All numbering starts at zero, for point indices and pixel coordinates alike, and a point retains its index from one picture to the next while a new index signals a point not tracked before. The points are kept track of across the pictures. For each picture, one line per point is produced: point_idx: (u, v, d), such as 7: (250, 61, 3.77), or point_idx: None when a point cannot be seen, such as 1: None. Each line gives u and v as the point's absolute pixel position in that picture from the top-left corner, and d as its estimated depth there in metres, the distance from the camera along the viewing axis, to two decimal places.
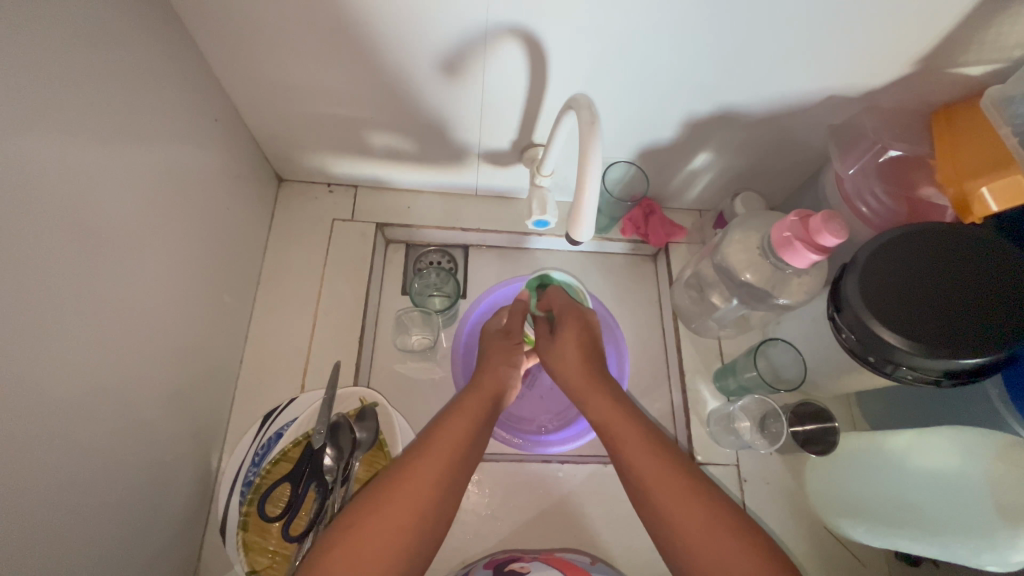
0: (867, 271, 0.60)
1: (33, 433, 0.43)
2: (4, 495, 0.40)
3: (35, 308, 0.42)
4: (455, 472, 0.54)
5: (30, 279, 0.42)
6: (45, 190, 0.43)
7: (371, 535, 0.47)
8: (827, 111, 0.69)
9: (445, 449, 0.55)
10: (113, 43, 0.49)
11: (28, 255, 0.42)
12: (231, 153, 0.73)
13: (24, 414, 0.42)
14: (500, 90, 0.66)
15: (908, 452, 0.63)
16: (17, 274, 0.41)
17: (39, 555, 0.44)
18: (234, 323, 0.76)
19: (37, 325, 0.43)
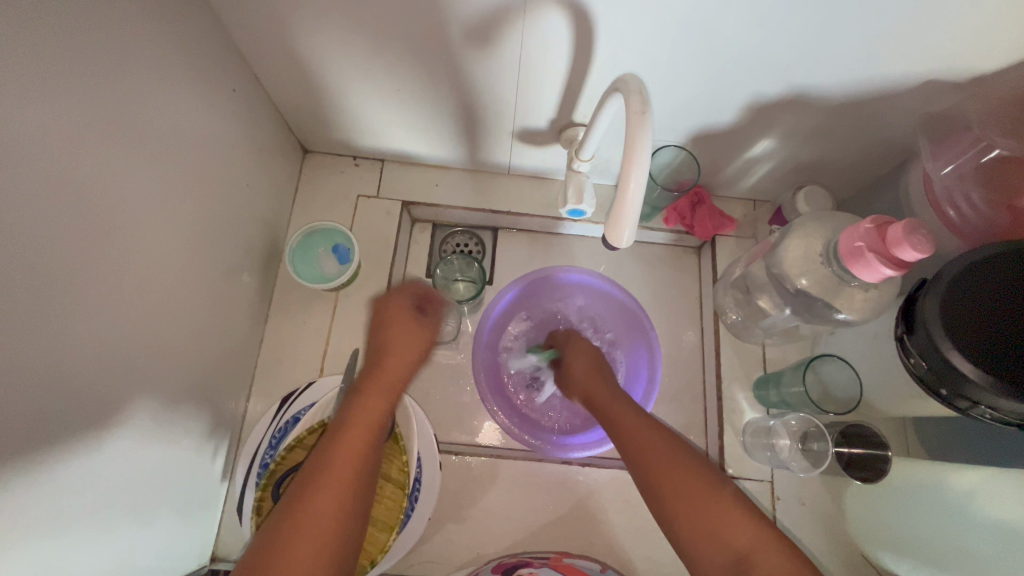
0: (951, 294, 0.52)
1: (46, 426, 0.42)
2: (18, 489, 0.40)
3: (45, 299, 0.41)
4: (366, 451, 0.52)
5: (40, 269, 0.40)
6: (55, 174, 0.40)
7: (299, 534, 0.45)
8: (922, 98, 0.58)
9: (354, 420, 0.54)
10: (123, 6, 0.45)
11: (39, 244, 0.40)
12: (253, 124, 0.69)
13: (35, 410, 0.41)
14: (540, 64, 0.59)
15: (972, 496, 0.58)
16: (29, 264, 0.39)
17: (57, 543, 0.44)
18: (255, 301, 0.75)
19: (49, 315, 0.41)
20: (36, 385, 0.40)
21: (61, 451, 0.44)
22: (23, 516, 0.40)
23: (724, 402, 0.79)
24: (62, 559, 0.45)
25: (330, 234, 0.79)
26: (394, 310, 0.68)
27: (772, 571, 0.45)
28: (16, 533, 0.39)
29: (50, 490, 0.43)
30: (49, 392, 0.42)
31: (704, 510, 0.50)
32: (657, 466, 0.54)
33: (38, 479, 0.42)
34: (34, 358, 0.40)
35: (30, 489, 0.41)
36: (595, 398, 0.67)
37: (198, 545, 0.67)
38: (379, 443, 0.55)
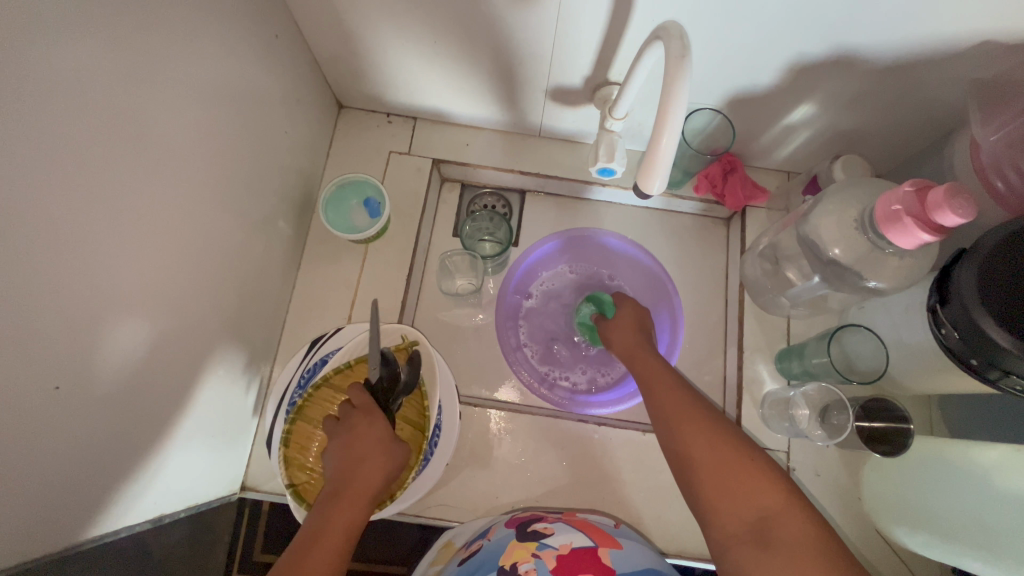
0: (991, 261, 0.51)
1: (93, 339, 0.45)
2: (65, 393, 0.43)
3: (94, 220, 0.43)
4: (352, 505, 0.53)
5: (88, 190, 0.42)
6: (104, 100, 0.42)
7: None
8: (975, 61, 0.56)
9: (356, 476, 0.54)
10: None
11: (89, 166, 0.42)
12: (291, 74, 0.71)
13: (80, 322, 0.43)
14: (578, 17, 0.59)
15: (989, 474, 0.56)
16: (80, 184, 0.41)
17: (98, 450, 0.48)
18: (289, 248, 0.78)
19: (96, 235, 0.43)
20: (80, 301, 0.43)
21: (104, 364, 0.47)
22: (67, 417, 0.44)
23: (744, 371, 0.79)
24: (100, 469, 0.48)
25: (362, 186, 0.81)
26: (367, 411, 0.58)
27: (793, 536, 0.44)
28: (58, 429, 0.43)
29: (95, 395, 0.46)
30: (96, 307, 0.45)
31: (734, 476, 0.49)
32: (692, 431, 0.53)
33: (83, 385, 0.45)
34: (82, 274, 0.43)
35: (77, 391, 0.44)
36: (633, 355, 0.67)
37: (228, 473, 0.71)
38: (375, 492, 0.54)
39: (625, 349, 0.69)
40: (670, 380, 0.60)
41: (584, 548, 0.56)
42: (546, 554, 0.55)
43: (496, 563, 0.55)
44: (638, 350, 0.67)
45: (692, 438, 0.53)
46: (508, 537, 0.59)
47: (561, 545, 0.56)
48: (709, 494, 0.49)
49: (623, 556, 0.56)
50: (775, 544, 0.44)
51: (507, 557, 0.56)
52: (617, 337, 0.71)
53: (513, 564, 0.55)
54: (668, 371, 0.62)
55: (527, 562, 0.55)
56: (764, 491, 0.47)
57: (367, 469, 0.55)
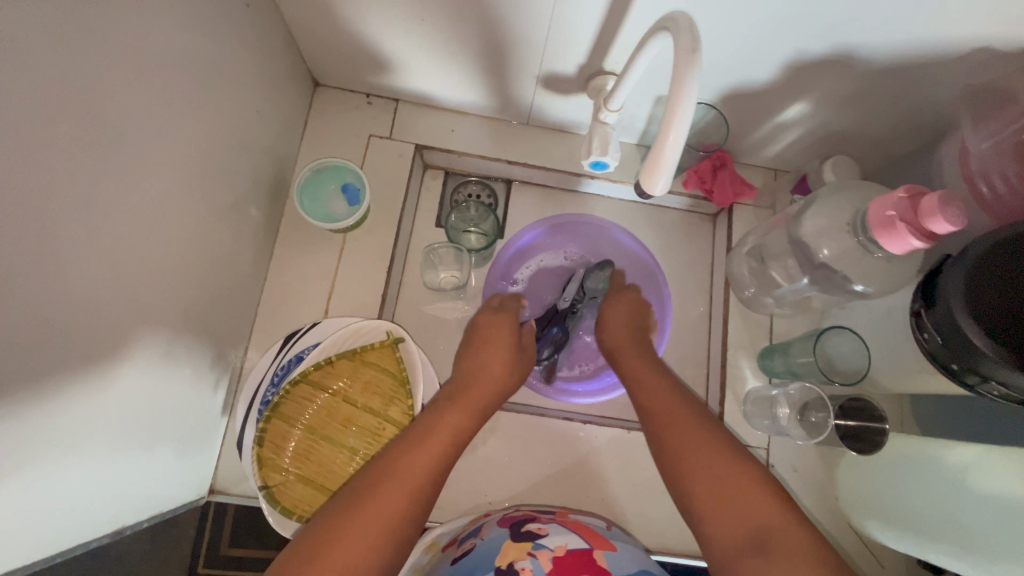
0: (978, 270, 0.51)
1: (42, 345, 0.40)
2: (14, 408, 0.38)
3: (42, 210, 0.38)
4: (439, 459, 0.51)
5: (34, 178, 0.37)
6: (51, 74, 0.37)
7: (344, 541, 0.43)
8: (971, 67, 0.56)
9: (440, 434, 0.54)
10: None
11: (35, 152, 0.37)
12: (264, 47, 0.65)
13: (29, 329, 0.38)
14: (576, 3, 0.56)
15: (968, 471, 0.57)
16: (23, 173, 0.36)
17: (51, 467, 0.43)
18: (260, 236, 0.73)
19: (46, 229, 0.39)
20: (29, 305, 0.38)
21: (59, 370, 0.42)
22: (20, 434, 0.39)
23: (727, 369, 0.80)
24: (53, 485, 0.44)
25: (340, 172, 0.77)
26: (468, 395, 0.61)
27: (792, 545, 0.42)
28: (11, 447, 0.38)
29: (51, 403, 0.42)
30: (49, 307, 0.40)
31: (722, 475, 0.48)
32: (679, 435, 0.53)
33: (37, 396, 0.40)
34: (32, 275, 0.38)
35: (30, 401, 0.40)
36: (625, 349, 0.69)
37: (197, 476, 0.67)
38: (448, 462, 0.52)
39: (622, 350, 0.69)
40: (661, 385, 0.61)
41: (580, 549, 0.53)
42: (543, 554, 0.52)
43: (493, 564, 0.52)
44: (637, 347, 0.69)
45: (679, 440, 0.53)
46: (503, 536, 0.57)
47: (557, 547, 0.54)
48: (698, 499, 0.49)
49: (620, 558, 0.54)
50: (774, 553, 0.42)
51: (504, 557, 0.53)
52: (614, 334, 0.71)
53: (510, 563, 0.52)
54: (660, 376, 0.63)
55: (524, 561, 0.52)
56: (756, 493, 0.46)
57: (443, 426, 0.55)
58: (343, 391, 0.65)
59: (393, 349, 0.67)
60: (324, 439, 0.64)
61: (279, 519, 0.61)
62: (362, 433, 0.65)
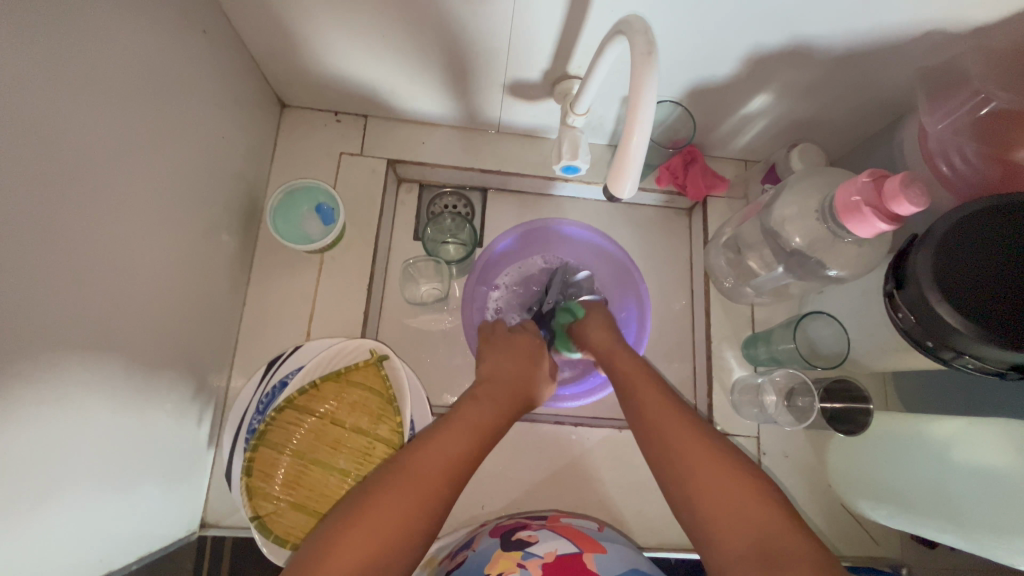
0: (944, 246, 0.52)
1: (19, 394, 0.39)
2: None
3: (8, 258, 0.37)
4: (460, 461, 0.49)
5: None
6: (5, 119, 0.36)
7: (341, 546, 0.41)
8: (922, 50, 0.57)
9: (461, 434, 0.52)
10: None
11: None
12: (225, 72, 0.64)
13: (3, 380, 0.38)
14: (536, 11, 0.56)
15: (950, 446, 0.58)
16: None
17: (35, 519, 0.42)
18: (235, 263, 0.72)
19: (13, 277, 0.38)
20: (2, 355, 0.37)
21: (39, 418, 0.42)
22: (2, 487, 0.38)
23: (712, 360, 0.80)
24: (39, 536, 0.43)
25: (314, 193, 0.76)
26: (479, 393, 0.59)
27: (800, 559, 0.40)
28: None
29: (33, 452, 0.41)
30: (21, 353, 0.39)
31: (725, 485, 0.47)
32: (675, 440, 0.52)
33: (17, 447, 0.40)
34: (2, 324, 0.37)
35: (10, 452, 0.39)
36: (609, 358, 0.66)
37: (187, 511, 0.66)
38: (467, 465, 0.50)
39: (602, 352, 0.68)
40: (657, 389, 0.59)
41: (569, 555, 0.54)
42: (532, 563, 0.53)
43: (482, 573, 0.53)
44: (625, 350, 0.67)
45: (677, 445, 0.52)
46: (493, 546, 0.57)
47: (547, 553, 0.54)
48: (700, 516, 0.47)
49: (610, 560, 0.54)
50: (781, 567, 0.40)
51: (493, 566, 0.53)
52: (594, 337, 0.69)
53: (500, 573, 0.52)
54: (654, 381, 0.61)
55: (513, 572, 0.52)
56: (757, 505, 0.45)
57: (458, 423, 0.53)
58: (330, 414, 0.65)
59: (376, 367, 0.67)
60: (314, 463, 0.63)
61: (273, 549, 0.60)
62: (352, 454, 0.64)
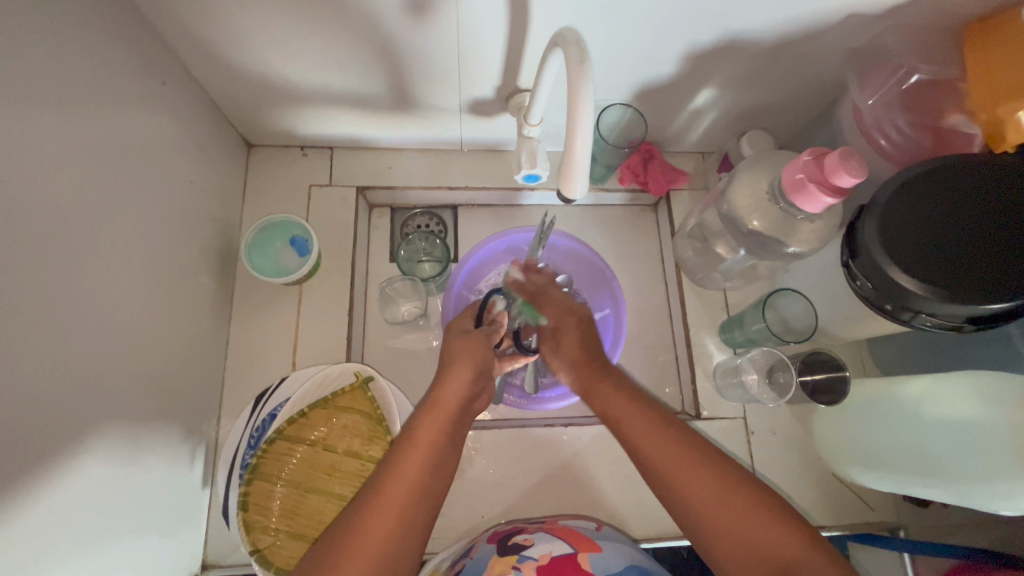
0: (887, 213, 0.55)
1: (13, 450, 0.40)
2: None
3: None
4: (426, 488, 0.47)
5: None
6: None
7: None
8: (846, 35, 0.61)
9: (420, 451, 0.48)
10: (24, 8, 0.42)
11: None
12: (189, 119, 0.66)
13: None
14: (480, 33, 0.59)
15: (921, 403, 0.60)
16: None
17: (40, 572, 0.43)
18: (216, 303, 0.73)
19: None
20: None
21: (33, 472, 0.42)
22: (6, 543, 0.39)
23: (693, 347, 0.82)
24: None
25: (287, 226, 0.78)
26: (440, 395, 0.55)
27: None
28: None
29: (31, 506, 0.42)
30: (10, 407, 0.40)
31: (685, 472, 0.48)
32: (636, 433, 0.53)
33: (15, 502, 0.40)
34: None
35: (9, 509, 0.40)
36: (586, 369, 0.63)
37: (188, 554, 0.66)
38: (436, 488, 0.48)
39: (561, 315, 0.67)
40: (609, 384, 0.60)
41: (564, 556, 0.55)
42: (527, 565, 0.53)
43: None
44: (565, 326, 0.67)
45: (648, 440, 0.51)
46: (490, 552, 0.58)
47: (541, 555, 0.55)
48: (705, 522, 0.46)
49: (603, 559, 0.55)
50: None
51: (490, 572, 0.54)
52: (548, 302, 0.68)
53: None
54: (600, 373, 0.62)
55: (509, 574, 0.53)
56: (734, 505, 0.45)
57: (419, 441, 0.49)
58: (322, 439, 0.66)
59: (360, 388, 0.68)
60: (310, 491, 0.64)
61: None
62: (347, 477, 0.65)
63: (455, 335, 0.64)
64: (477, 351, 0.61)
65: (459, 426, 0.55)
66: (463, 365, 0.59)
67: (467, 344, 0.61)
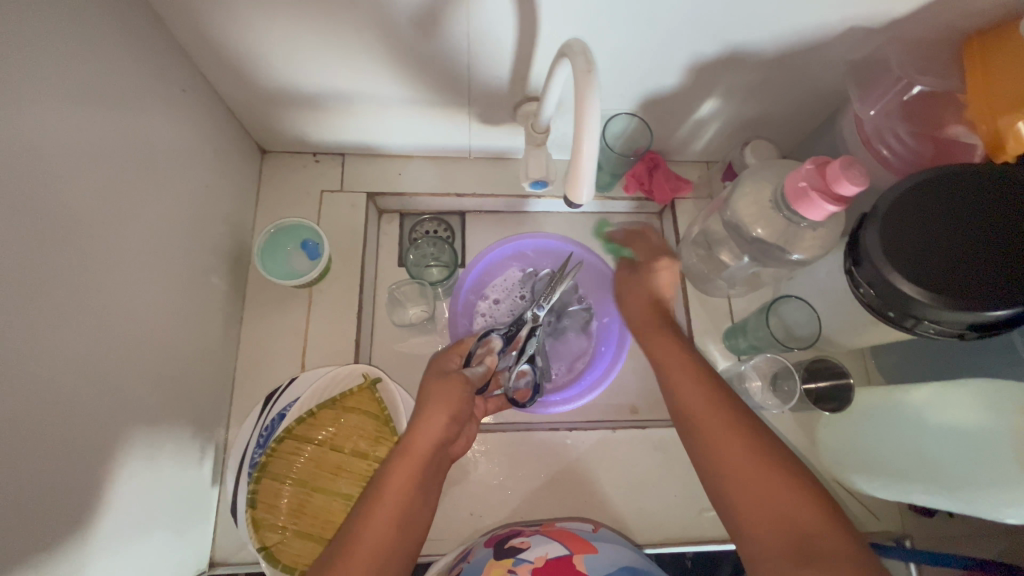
0: (889, 221, 0.56)
1: (34, 442, 0.42)
2: (16, 504, 0.40)
3: (20, 316, 0.41)
4: (391, 545, 0.48)
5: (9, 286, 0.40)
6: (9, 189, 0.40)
7: None
8: (847, 46, 0.62)
9: (387, 508, 0.49)
10: (53, 21, 0.45)
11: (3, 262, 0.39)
12: (206, 125, 0.68)
13: (19, 427, 0.40)
14: (488, 43, 0.61)
15: (926, 410, 0.60)
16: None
17: (55, 562, 0.44)
18: (228, 304, 0.75)
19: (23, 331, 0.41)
20: (18, 404, 0.40)
21: (56, 463, 0.44)
22: (25, 531, 0.41)
23: (697, 353, 0.83)
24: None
25: (299, 232, 0.80)
26: (415, 441, 0.54)
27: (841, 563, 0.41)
28: (17, 544, 0.40)
29: (51, 497, 0.43)
30: (31, 399, 0.42)
31: (744, 446, 0.50)
32: (695, 406, 0.55)
33: (35, 492, 0.42)
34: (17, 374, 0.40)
35: (31, 499, 0.41)
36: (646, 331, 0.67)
37: (196, 552, 0.67)
38: (400, 547, 0.49)
39: (646, 310, 0.70)
40: (692, 372, 0.58)
41: (559, 557, 0.55)
42: (522, 568, 0.54)
43: None
44: (640, 302, 0.71)
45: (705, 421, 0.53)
46: (488, 556, 0.58)
47: (537, 558, 0.55)
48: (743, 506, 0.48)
49: (599, 559, 0.55)
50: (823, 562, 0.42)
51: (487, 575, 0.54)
52: (631, 295, 0.72)
53: None
54: (666, 344, 0.63)
55: None
56: (781, 485, 0.47)
57: (389, 497, 0.50)
58: (329, 440, 0.67)
59: (367, 390, 0.69)
60: (317, 490, 0.65)
61: None
62: (353, 478, 0.66)
63: (435, 375, 0.61)
64: (455, 388, 0.58)
65: (433, 471, 0.55)
66: (439, 402, 0.56)
67: (449, 386, 0.58)
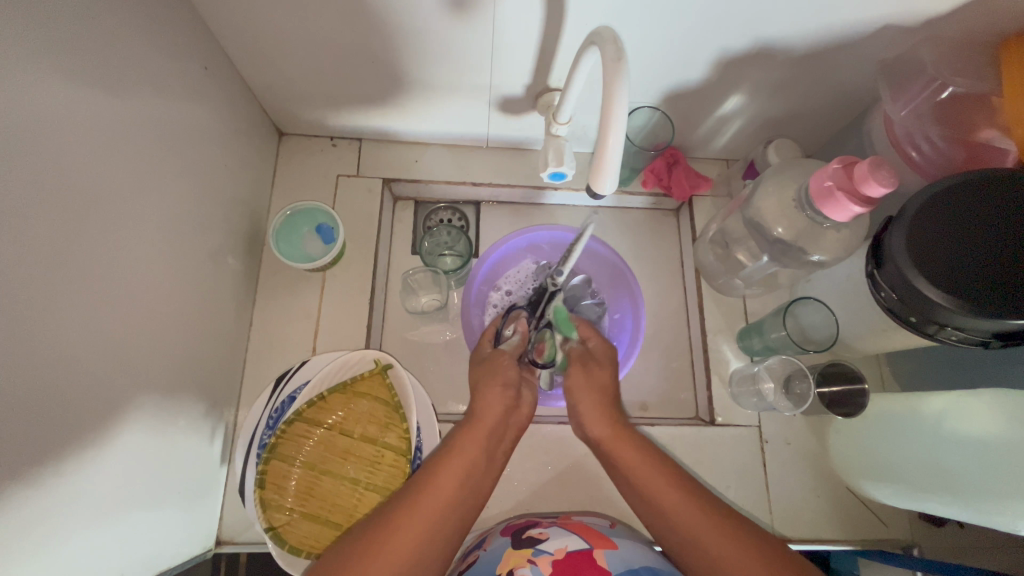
0: (916, 224, 0.55)
1: (52, 414, 0.42)
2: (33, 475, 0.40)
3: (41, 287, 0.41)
4: (458, 498, 0.52)
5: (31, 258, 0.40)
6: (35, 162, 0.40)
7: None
8: (881, 44, 0.61)
9: (454, 468, 0.53)
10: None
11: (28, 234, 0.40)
12: (226, 105, 0.68)
13: (39, 399, 0.41)
14: (514, 32, 0.60)
15: (945, 418, 0.59)
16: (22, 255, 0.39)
17: (69, 534, 0.44)
18: (242, 285, 0.75)
19: (45, 302, 0.41)
20: (37, 376, 0.41)
21: (72, 436, 0.45)
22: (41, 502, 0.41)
23: (709, 352, 0.83)
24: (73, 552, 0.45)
25: (313, 216, 0.80)
26: (476, 417, 0.59)
27: None
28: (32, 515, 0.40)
29: (67, 469, 0.44)
30: (50, 371, 0.42)
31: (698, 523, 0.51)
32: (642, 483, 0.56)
33: (51, 464, 0.42)
34: (38, 346, 0.41)
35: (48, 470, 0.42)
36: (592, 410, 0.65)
37: (204, 529, 0.67)
38: (468, 507, 0.52)
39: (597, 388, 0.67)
40: (615, 425, 0.62)
41: (579, 550, 0.54)
42: (542, 559, 0.53)
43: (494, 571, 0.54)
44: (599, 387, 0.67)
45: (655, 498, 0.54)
46: (506, 545, 0.58)
47: (556, 549, 0.55)
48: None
49: (615, 553, 0.55)
50: None
51: (505, 564, 0.54)
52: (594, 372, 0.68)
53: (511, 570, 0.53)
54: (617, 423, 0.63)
55: (524, 567, 0.53)
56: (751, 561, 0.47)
57: (457, 457, 0.54)
58: (339, 424, 0.67)
59: (380, 378, 0.69)
60: (325, 473, 0.65)
61: (289, 559, 0.61)
62: (361, 463, 0.66)
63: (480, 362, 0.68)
64: (506, 369, 0.65)
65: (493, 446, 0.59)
66: (496, 382, 0.63)
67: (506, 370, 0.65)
